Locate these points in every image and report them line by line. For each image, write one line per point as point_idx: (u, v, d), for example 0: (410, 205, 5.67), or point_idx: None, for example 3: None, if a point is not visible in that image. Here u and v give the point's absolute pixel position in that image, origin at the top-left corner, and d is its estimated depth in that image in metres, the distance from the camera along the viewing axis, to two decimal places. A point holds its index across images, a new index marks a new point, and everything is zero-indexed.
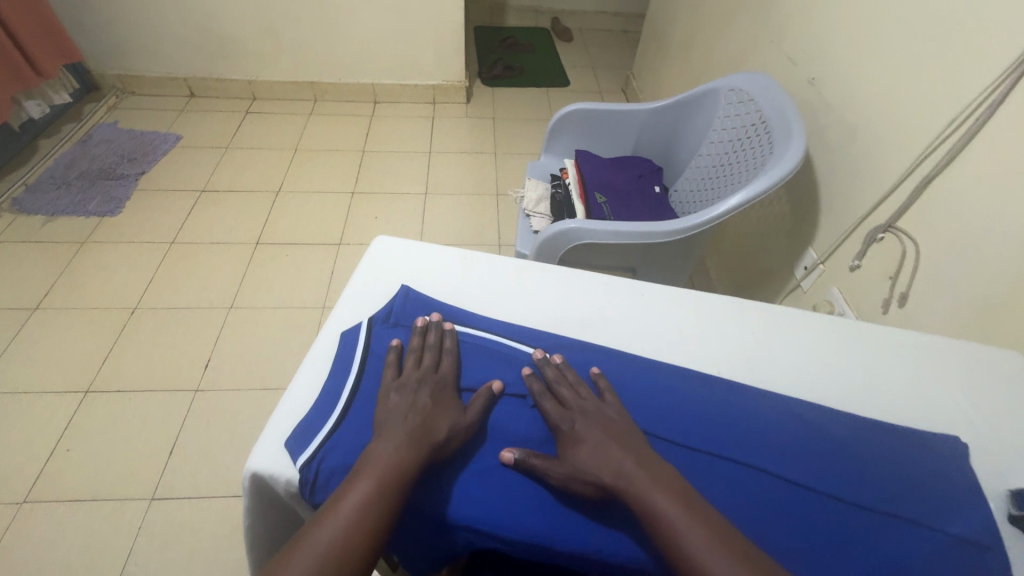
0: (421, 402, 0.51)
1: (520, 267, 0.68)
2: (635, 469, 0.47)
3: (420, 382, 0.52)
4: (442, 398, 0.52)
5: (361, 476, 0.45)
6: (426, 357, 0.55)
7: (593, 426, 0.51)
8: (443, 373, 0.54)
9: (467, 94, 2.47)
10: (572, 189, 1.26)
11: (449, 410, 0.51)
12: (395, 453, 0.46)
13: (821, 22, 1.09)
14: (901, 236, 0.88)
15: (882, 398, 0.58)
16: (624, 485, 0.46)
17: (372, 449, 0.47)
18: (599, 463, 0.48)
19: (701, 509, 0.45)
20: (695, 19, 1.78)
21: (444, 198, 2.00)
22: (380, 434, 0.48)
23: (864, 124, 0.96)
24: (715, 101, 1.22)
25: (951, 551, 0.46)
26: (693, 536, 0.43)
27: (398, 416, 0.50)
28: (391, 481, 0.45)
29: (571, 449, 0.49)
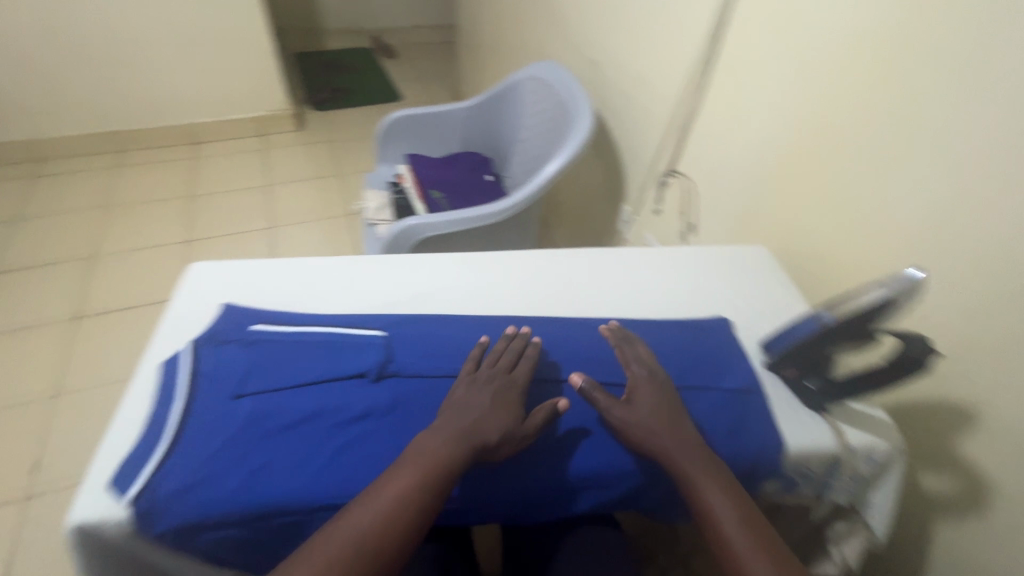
0: (485, 405, 0.53)
1: (350, 263, 0.71)
2: (689, 451, 0.53)
3: (495, 386, 0.55)
4: (508, 399, 0.54)
5: (410, 469, 0.49)
6: (502, 358, 0.57)
7: (658, 395, 0.56)
8: (514, 379, 0.55)
9: (298, 121, 2.39)
10: (411, 192, 1.31)
11: (506, 414, 0.53)
12: (443, 453, 0.50)
13: (589, 11, 1.26)
14: (681, 177, 1.05)
15: (671, 302, 0.69)
16: (674, 453, 0.52)
17: (423, 443, 0.50)
18: (655, 424, 0.54)
19: (735, 494, 0.51)
20: (496, 22, 1.93)
21: (292, 228, 1.93)
22: (438, 430, 0.51)
23: (637, 90, 1.14)
24: (520, 90, 1.35)
25: (724, 401, 0.58)
26: (721, 512, 0.50)
27: (464, 414, 0.52)
28: (435, 477, 0.49)
29: (641, 401, 0.55)
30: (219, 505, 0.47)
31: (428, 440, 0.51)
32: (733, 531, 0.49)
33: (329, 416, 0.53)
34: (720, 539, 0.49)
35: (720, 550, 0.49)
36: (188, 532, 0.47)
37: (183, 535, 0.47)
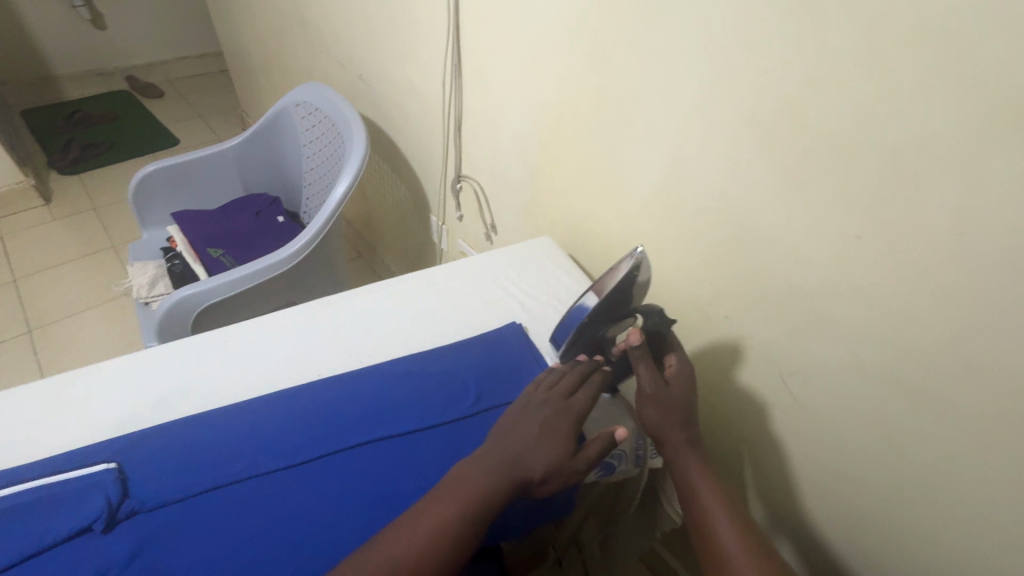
0: (542, 429, 0.51)
1: (66, 382, 0.57)
2: (699, 463, 0.56)
3: (561, 405, 0.53)
4: (563, 429, 0.51)
5: (451, 500, 0.47)
6: (567, 382, 0.55)
7: (683, 395, 0.58)
8: (573, 404, 0.53)
9: (43, 193, 1.96)
10: (185, 255, 1.13)
11: (559, 448, 0.50)
12: (487, 484, 0.48)
13: (341, 25, 1.20)
14: (469, 180, 1.05)
15: (465, 321, 0.68)
16: (685, 449, 0.56)
17: (473, 471, 0.49)
18: (675, 423, 0.56)
19: (740, 510, 0.53)
20: (260, 44, 1.77)
21: (63, 324, 1.58)
22: (500, 452, 0.50)
23: (406, 99, 1.10)
24: (289, 118, 1.23)
25: None
26: (716, 511, 0.52)
27: (516, 446, 0.50)
28: (471, 510, 0.46)
29: (672, 390, 0.57)
30: None
31: (476, 467, 0.49)
32: (725, 531, 0.51)
33: None
34: (712, 535, 0.51)
35: (707, 537, 0.51)
36: None
37: None
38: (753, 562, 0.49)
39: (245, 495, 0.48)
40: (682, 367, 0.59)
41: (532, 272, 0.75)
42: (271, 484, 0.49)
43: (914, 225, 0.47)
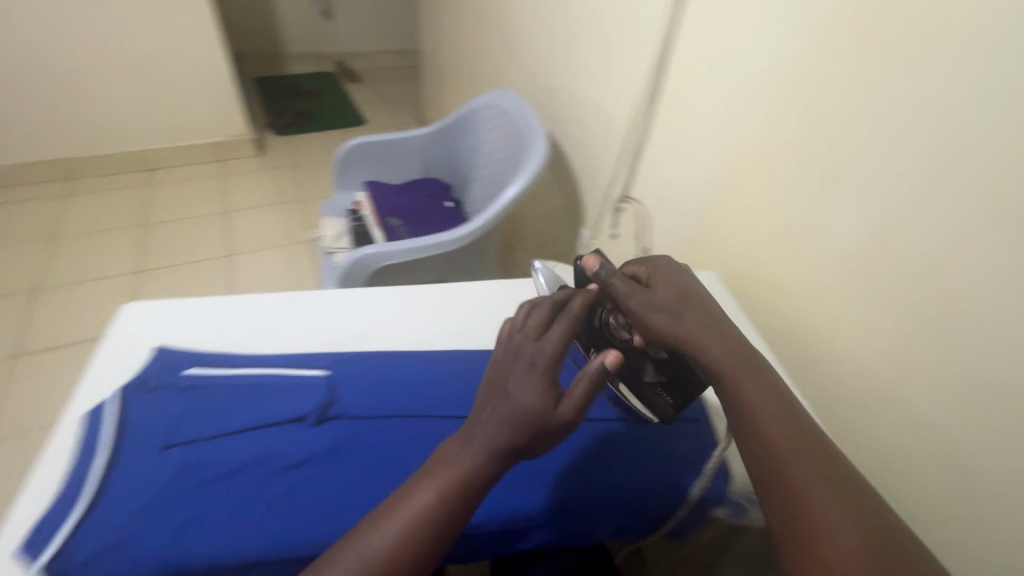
0: (515, 384, 0.47)
1: (294, 299, 0.69)
2: (723, 350, 0.54)
3: (534, 346, 0.49)
4: (535, 374, 0.47)
5: (433, 482, 0.46)
6: (536, 322, 0.51)
7: (674, 287, 0.59)
8: (543, 347, 0.49)
9: (258, 146, 2.36)
10: (369, 220, 1.30)
11: (534, 397, 0.46)
12: (473, 467, 0.46)
13: (542, 41, 1.30)
14: (633, 202, 1.08)
15: None
16: (704, 334, 0.55)
17: (452, 455, 0.47)
18: (691, 317, 0.56)
19: (780, 396, 0.51)
20: (457, 49, 1.97)
21: (253, 255, 1.88)
22: (480, 422, 0.47)
23: (588, 116, 1.16)
24: (478, 117, 1.36)
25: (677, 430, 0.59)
26: (765, 414, 0.50)
27: (495, 401, 0.48)
28: (458, 494, 0.45)
29: (663, 291, 0.59)
30: (139, 570, 0.44)
31: (454, 450, 0.47)
32: (778, 431, 0.49)
33: (265, 464, 0.51)
34: (752, 421, 0.50)
35: (752, 433, 0.50)
36: None
37: None
38: (816, 466, 0.46)
39: (422, 432, 0.55)
40: (653, 270, 0.62)
41: None
42: (441, 427, 0.56)
43: None
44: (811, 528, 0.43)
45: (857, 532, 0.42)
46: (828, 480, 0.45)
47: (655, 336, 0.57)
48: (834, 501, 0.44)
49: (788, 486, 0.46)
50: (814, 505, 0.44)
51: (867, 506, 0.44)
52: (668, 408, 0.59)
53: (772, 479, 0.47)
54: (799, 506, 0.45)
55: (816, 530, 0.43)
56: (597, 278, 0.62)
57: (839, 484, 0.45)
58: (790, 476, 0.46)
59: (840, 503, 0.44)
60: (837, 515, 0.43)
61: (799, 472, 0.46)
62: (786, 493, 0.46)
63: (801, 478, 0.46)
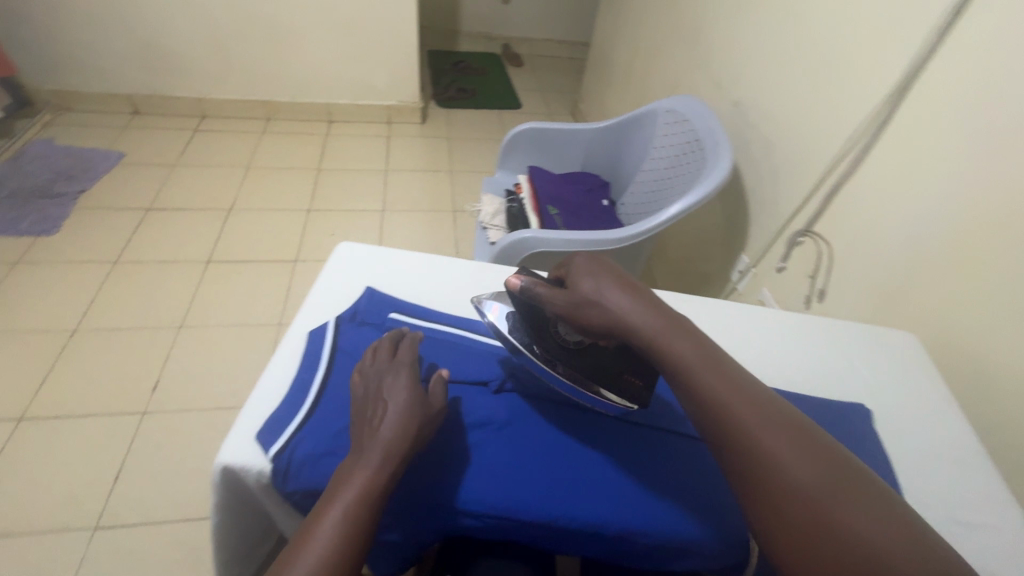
0: (381, 396, 0.51)
1: (478, 273, 0.75)
2: (670, 337, 0.52)
3: (391, 366, 0.54)
4: (390, 385, 0.52)
5: (364, 454, 0.47)
6: (382, 350, 0.56)
7: (596, 277, 0.57)
8: (399, 364, 0.54)
9: (422, 114, 2.52)
10: (526, 203, 1.33)
11: (400, 398, 0.51)
12: (398, 439, 0.48)
13: (741, 52, 1.24)
14: (817, 238, 0.99)
15: (800, 378, 0.72)
16: (649, 326, 0.53)
17: (374, 430, 0.49)
18: (620, 299, 0.54)
19: (740, 383, 0.49)
20: (632, 47, 1.94)
21: (402, 214, 2.03)
22: (368, 431, 0.49)
23: (780, 139, 1.09)
24: (654, 120, 1.33)
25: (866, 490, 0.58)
26: (716, 392, 0.48)
27: (368, 416, 0.50)
28: (392, 462, 0.47)
29: (582, 283, 0.56)
30: None
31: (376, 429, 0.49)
32: (735, 408, 0.47)
33: (454, 415, 0.59)
34: (729, 414, 0.47)
35: (736, 433, 0.46)
36: (312, 498, 0.50)
37: (305, 499, 0.50)
38: (784, 439, 0.45)
39: (589, 425, 0.62)
40: (569, 263, 0.60)
41: (878, 364, 0.75)
42: None
43: None
44: (799, 508, 0.42)
45: (845, 501, 0.42)
46: (800, 452, 0.44)
47: (595, 328, 0.55)
48: (810, 472, 0.43)
49: (761, 470, 0.44)
50: (789, 481, 0.43)
51: (834, 467, 0.44)
52: (640, 390, 0.59)
53: (746, 468, 0.45)
54: (778, 491, 0.43)
55: (803, 509, 0.42)
56: (525, 292, 0.59)
57: (813, 453, 0.44)
58: (761, 458, 0.45)
59: (816, 469, 0.43)
60: (818, 485, 0.42)
61: (769, 448, 0.45)
62: (760, 477, 0.44)
63: (772, 456, 0.44)
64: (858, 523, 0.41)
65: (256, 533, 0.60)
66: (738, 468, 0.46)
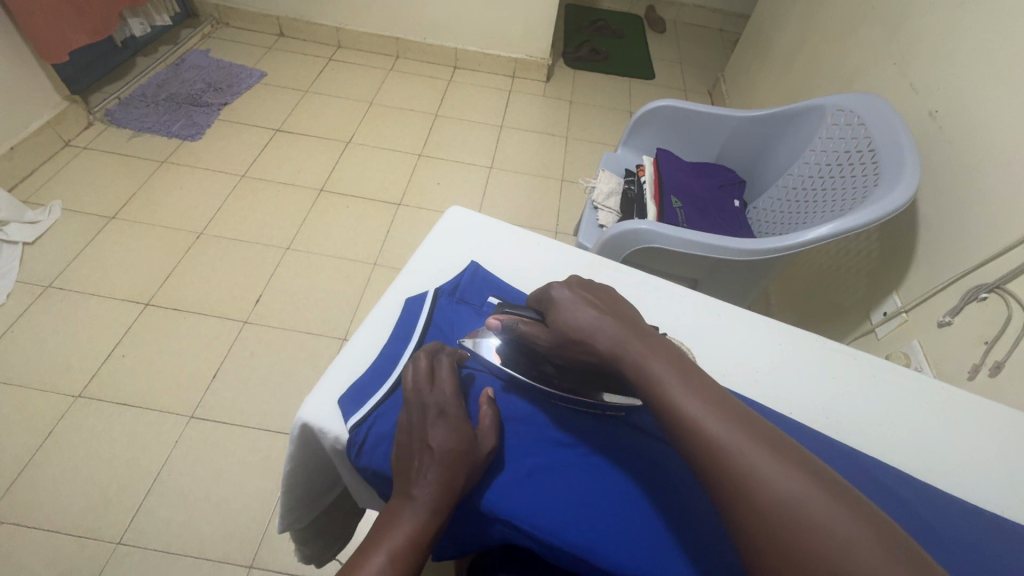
0: (420, 434, 0.44)
1: (593, 265, 0.68)
2: (665, 371, 0.43)
3: (432, 395, 0.46)
4: (436, 421, 0.45)
5: (407, 500, 0.42)
6: (424, 374, 0.48)
7: (581, 302, 0.49)
8: (443, 394, 0.47)
9: (548, 73, 2.40)
10: (647, 188, 1.21)
11: (448, 438, 0.44)
12: (441, 483, 0.42)
13: (957, 51, 1.00)
14: (1007, 298, 0.79)
15: (969, 476, 0.57)
16: (645, 357, 0.44)
17: (414, 474, 0.43)
18: (592, 318, 0.48)
19: (749, 423, 0.40)
20: (805, 28, 1.67)
21: (509, 175, 1.97)
22: (409, 469, 0.43)
23: (991, 169, 0.87)
24: (819, 118, 1.13)
25: None
26: (687, 401, 0.41)
27: (412, 455, 0.44)
28: (439, 510, 0.42)
29: (563, 309, 0.49)
30: None
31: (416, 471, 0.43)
32: (708, 418, 0.40)
33: (533, 428, 0.51)
34: (744, 474, 0.37)
35: (748, 498, 0.36)
36: (381, 478, 0.48)
37: (376, 478, 0.48)
38: (763, 448, 0.37)
39: None
40: (549, 286, 0.52)
41: None
42: None
43: None
44: (795, 538, 0.34)
45: (840, 514, 0.34)
46: (783, 466, 0.37)
47: (577, 356, 0.49)
48: (796, 484, 0.36)
49: (746, 496, 0.36)
50: (777, 501, 0.35)
51: (821, 476, 0.37)
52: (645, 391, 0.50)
53: (729, 497, 0.37)
54: (768, 519, 0.35)
55: (800, 537, 0.34)
56: (507, 332, 0.52)
57: (844, 505, 0.35)
58: (744, 478, 0.36)
59: (807, 481, 0.36)
60: (811, 501, 0.35)
61: (752, 464, 0.37)
62: (748, 508, 0.36)
63: (755, 473, 0.36)
64: (857, 544, 0.33)
65: (323, 483, 0.60)
66: (716, 498, 0.38)
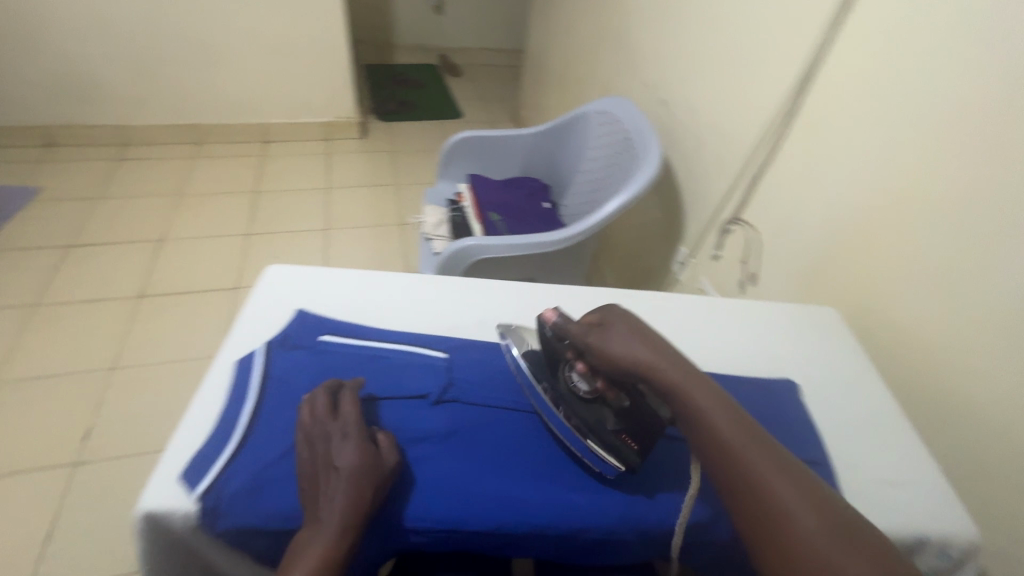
0: (326, 461, 0.49)
1: (419, 280, 0.73)
2: (698, 395, 0.52)
3: (333, 424, 0.51)
4: (335, 447, 0.49)
5: (318, 523, 0.46)
6: (320, 404, 0.52)
7: (629, 325, 0.58)
8: (342, 420, 0.51)
9: (362, 129, 2.48)
10: (469, 211, 1.33)
11: (353, 458, 0.49)
12: (355, 499, 0.47)
13: (664, 53, 1.29)
14: (745, 225, 1.04)
15: (741, 359, 0.71)
16: (681, 382, 0.53)
17: (329, 494, 0.47)
18: (632, 339, 0.56)
19: (772, 448, 0.48)
20: (565, 52, 1.98)
21: (348, 232, 1.98)
22: (322, 498, 0.47)
23: (708, 134, 1.14)
24: (587, 122, 1.36)
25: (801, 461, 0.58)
26: (719, 422, 0.50)
27: (324, 485, 0.48)
28: (355, 525, 0.46)
29: (611, 327, 0.58)
30: (276, 512, 0.48)
31: (331, 490, 0.47)
32: (737, 439, 0.49)
33: (387, 437, 0.54)
34: (762, 485, 0.46)
35: (764, 503, 0.46)
36: (247, 533, 0.48)
37: (241, 535, 0.48)
38: (778, 469, 0.47)
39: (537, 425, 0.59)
40: (605, 310, 0.61)
41: (813, 336, 0.75)
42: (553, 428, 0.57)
43: None
44: (770, 518, 0.45)
45: (825, 529, 0.43)
46: (780, 475, 0.47)
47: (611, 371, 0.55)
48: (797, 498, 0.45)
49: (759, 500, 0.46)
50: (780, 507, 0.45)
51: (820, 495, 0.46)
52: (632, 454, 0.53)
53: (742, 501, 0.47)
54: (773, 518, 0.45)
55: (790, 536, 0.44)
56: (552, 326, 0.59)
57: (835, 520, 0.44)
58: (756, 484, 0.46)
59: (802, 493, 0.45)
60: (806, 517, 0.44)
61: (755, 466, 0.47)
62: (756, 507, 0.46)
63: (764, 482, 0.46)
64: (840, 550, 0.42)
65: None
66: (732, 502, 0.48)
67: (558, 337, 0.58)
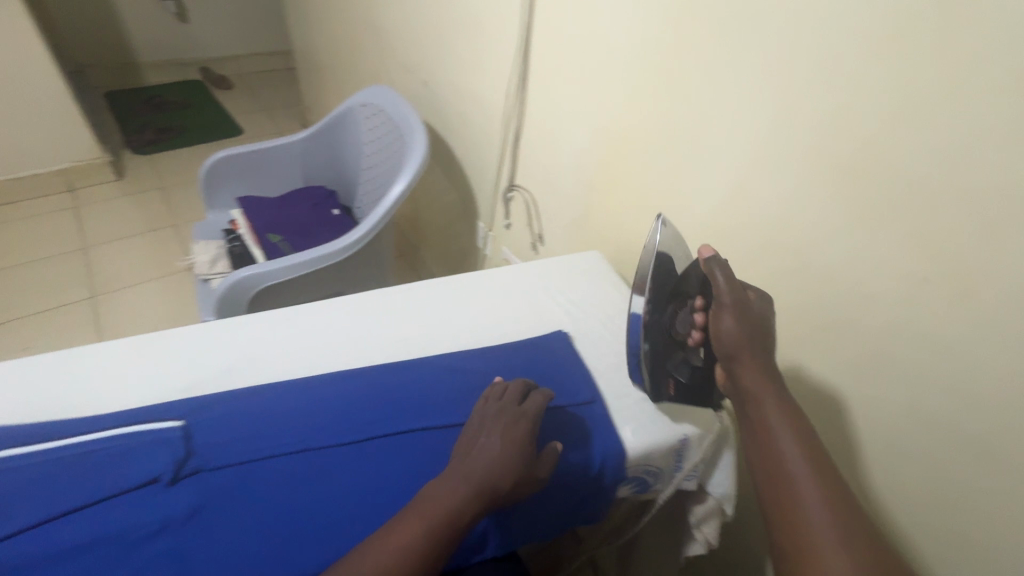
0: (461, 463, 0.50)
1: (151, 342, 0.63)
2: (777, 412, 0.51)
3: (503, 420, 0.53)
4: (466, 457, 0.51)
5: (384, 541, 0.45)
6: (507, 393, 0.56)
7: (745, 319, 0.53)
8: (514, 422, 0.53)
9: (117, 169, 2.09)
10: (246, 239, 1.18)
11: (480, 459, 0.50)
12: (496, 473, 0.49)
13: (412, 33, 1.26)
14: (521, 189, 1.07)
15: (519, 323, 0.70)
16: (765, 390, 0.52)
17: (472, 460, 0.50)
18: (732, 325, 0.53)
19: (833, 480, 0.47)
20: (329, 46, 1.86)
21: (124, 292, 1.67)
22: (414, 508, 0.47)
23: (469, 108, 1.14)
24: (354, 117, 1.29)
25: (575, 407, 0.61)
26: (785, 440, 0.49)
27: (432, 492, 0.48)
28: (480, 502, 0.48)
29: (730, 305, 0.54)
30: None
31: (475, 458, 0.51)
32: (795, 459, 0.48)
33: (107, 548, 0.44)
34: (798, 502, 0.46)
35: (795, 516, 0.45)
36: None
37: None
38: (823, 497, 0.45)
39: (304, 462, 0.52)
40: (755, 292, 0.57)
41: (584, 281, 0.77)
42: (322, 460, 0.52)
43: (993, 270, 0.46)
44: (794, 527, 0.45)
45: (844, 556, 0.42)
46: (814, 486, 0.46)
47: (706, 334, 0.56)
48: (829, 522, 0.44)
49: (791, 515, 0.46)
50: (810, 529, 0.44)
51: (855, 528, 0.44)
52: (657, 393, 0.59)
53: (780, 513, 0.46)
54: (795, 531, 0.45)
55: (811, 553, 0.43)
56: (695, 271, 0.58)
57: (859, 550, 0.42)
58: (796, 500, 0.46)
59: (838, 523, 0.44)
60: (830, 542, 0.43)
61: (801, 485, 0.46)
62: (788, 515, 0.46)
63: (800, 501, 0.46)
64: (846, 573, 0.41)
65: None
66: (770, 514, 0.47)
67: (694, 278, 0.58)
